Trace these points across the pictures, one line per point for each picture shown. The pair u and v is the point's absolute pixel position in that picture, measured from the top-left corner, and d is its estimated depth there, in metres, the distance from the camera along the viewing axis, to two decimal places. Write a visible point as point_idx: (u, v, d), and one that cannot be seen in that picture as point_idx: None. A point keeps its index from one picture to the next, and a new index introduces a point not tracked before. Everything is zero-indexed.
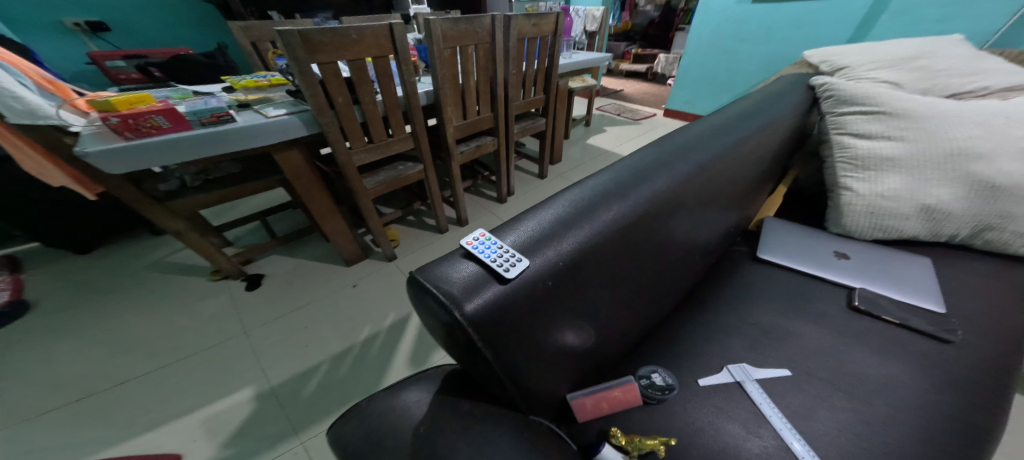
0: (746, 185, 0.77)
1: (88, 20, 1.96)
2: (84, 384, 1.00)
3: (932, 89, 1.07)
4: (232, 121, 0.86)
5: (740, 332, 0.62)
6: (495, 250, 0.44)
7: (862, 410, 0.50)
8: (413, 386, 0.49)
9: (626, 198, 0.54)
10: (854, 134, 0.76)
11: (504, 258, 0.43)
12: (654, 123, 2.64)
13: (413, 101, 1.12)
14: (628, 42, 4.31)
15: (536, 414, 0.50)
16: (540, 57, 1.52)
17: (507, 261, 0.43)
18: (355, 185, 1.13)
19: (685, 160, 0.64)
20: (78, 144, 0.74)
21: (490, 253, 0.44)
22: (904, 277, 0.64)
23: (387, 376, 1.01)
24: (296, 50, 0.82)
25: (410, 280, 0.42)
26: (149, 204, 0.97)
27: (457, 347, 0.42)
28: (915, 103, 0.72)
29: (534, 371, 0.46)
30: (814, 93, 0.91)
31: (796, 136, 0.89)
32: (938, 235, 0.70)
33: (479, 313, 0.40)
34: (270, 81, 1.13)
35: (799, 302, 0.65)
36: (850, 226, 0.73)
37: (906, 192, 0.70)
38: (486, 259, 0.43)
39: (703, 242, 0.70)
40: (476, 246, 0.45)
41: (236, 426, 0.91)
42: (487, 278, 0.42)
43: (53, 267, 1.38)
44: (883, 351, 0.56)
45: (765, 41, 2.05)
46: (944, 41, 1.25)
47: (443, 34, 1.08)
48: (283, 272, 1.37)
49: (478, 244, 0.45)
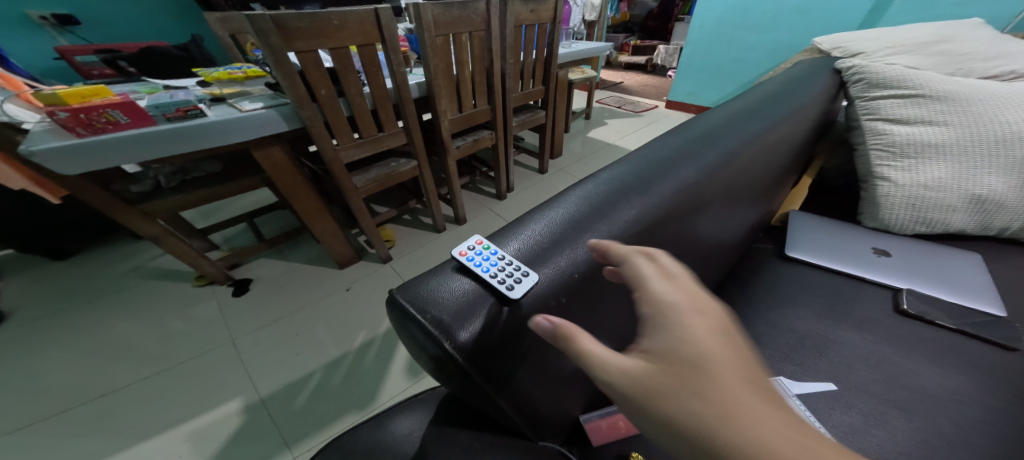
0: (772, 176, 0.70)
1: (55, 13, 1.88)
2: (54, 400, 0.92)
3: (956, 74, 0.97)
4: (201, 115, 0.78)
5: (774, 341, 0.56)
6: (495, 262, 0.37)
7: (924, 429, 0.44)
8: (407, 413, 0.42)
9: (647, 194, 0.47)
10: (889, 120, 0.70)
11: (506, 272, 0.36)
12: (655, 115, 2.56)
13: (403, 93, 1.04)
14: (625, 34, 4.23)
15: (551, 441, 0.44)
16: (538, 47, 1.44)
17: (510, 276, 0.36)
18: (344, 184, 1.05)
19: (709, 150, 0.56)
20: (26, 143, 0.66)
21: (489, 266, 0.37)
22: (954, 275, 0.59)
23: (386, 385, 0.94)
24: (270, 36, 0.74)
25: (390, 302, 0.35)
26: (120, 207, 0.89)
27: (452, 382, 0.35)
28: (958, 85, 0.67)
29: (546, 398, 0.39)
30: (842, 77, 0.85)
31: (820, 124, 0.82)
32: (987, 228, 0.65)
33: (476, 343, 0.33)
34: (246, 73, 1.06)
35: (839, 306, 0.58)
36: (888, 219, 0.68)
37: (952, 181, 0.64)
38: (485, 274, 0.36)
39: (727, 241, 0.63)
40: (472, 258, 0.38)
41: (223, 443, 0.83)
42: (485, 297, 0.35)
43: (28, 274, 1.30)
44: (938, 360, 0.50)
45: (772, 29, 1.96)
46: (965, 23, 1.18)
47: (434, 20, 0.99)
48: (273, 275, 1.30)
49: (474, 255, 0.38)
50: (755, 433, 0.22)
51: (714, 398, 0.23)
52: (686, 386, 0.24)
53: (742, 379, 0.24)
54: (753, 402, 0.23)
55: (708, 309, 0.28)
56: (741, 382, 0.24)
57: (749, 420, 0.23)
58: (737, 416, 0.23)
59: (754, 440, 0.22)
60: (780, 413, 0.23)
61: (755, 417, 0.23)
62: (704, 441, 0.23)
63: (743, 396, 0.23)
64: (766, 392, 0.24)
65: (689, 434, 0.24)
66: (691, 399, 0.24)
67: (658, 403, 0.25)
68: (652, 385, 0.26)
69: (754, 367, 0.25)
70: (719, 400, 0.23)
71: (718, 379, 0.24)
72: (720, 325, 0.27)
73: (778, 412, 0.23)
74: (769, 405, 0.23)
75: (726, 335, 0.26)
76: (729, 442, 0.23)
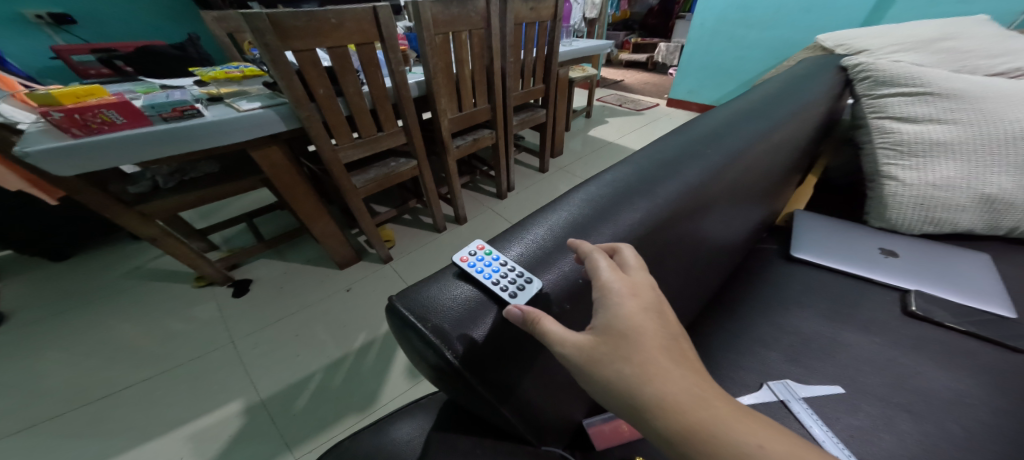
0: (776, 175, 0.69)
1: (51, 13, 1.86)
2: (52, 402, 0.91)
3: (961, 71, 0.96)
4: (197, 115, 0.77)
5: (779, 342, 0.55)
6: (496, 268, 0.37)
7: (934, 433, 0.43)
8: (407, 419, 0.42)
9: (652, 195, 0.47)
10: (897, 118, 0.69)
11: (508, 278, 0.36)
12: (656, 113, 2.54)
13: (403, 92, 1.02)
14: (625, 32, 4.21)
15: (554, 446, 0.43)
16: (538, 45, 1.43)
17: (513, 283, 0.35)
18: (343, 184, 1.04)
19: (713, 150, 0.56)
20: (20, 144, 0.65)
21: (491, 272, 0.36)
22: (959, 275, 0.58)
23: (386, 386, 0.94)
24: (266, 36, 0.73)
25: (389, 310, 0.34)
26: (118, 209, 0.89)
27: (453, 390, 0.34)
28: (966, 83, 0.66)
29: (550, 404, 0.39)
30: (848, 75, 0.84)
31: (825, 122, 0.81)
32: (995, 228, 0.64)
33: (478, 352, 0.32)
34: (244, 72, 1.05)
35: (845, 308, 0.58)
36: (896, 219, 0.67)
37: (962, 180, 0.63)
38: (486, 280, 0.35)
39: (731, 241, 0.63)
40: (473, 264, 0.37)
41: (222, 445, 0.83)
42: (487, 305, 0.34)
43: (27, 276, 1.29)
44: (946, 362, 0.50)
45: (774, 26, 1.95)
46: (970, 20, 1.17)
47: (433, 19, 0.98)
48: (272, 276, 1.29)
49: (475, 261, 0.38)
50: (668, 389, 0.27)
51: (640, 362, 0.28)
52: (619, 353, 0.29)
53: (664, 347, 0.29)
54: (669, 366, 0.28)
55: (647, 294, 0.32)
56: (661, 350, 0.29)
57: (665, 379, 0.27)
58: (657, 377, 0.27)
59: (666, 394, 0.27)
60: (691, 375, 0.28)
61: (670, 377, 0.28)
62: (630, 396, 0.28)
63: (662, 361, 0.28)
64: (681, 357, 0.29)
65: (619, 391, 0.28)
66: (622, 364, 0.28)
67: (598, 369, 0.29)
68: (594, 354, 0.29)
69: (674, 339, 0.30)
70: (643, 364, 0.28)
71: (644, 347, 0.28)
72: (652, 306, 0.31)
73: (688, 374, 0.28)
74: (681, 369, 0.28)
75: (655, 312, 0.31)
76: (649, 396, 0.27)
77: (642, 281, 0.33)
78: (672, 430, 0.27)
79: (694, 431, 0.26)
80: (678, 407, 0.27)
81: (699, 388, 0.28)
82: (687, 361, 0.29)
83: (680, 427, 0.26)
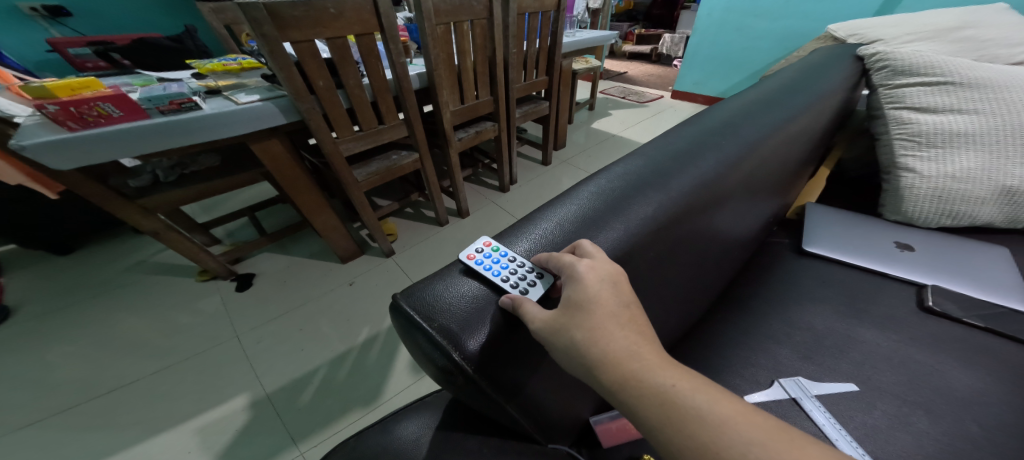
0: (790, 167, 0.67)
1: (46, 5, 1.84)
2: (59, 396, 0.91)
3: (979, 61, 0.93)
4: (196, 108, 0.76)
5: (790, 339, 0.54)
6: (505, 265, 0.36)
7: (951, 433, 0.42)
8: (413, 417, 0.41)
9: (665, 189, 0.45)
10: (915, 109, 0.67)
11: (518, 275, 0.35)
12: (660, 105, 2.50)
13: (404, 84, 1.00)
14: (629, 22, 4.13)
15: (561, 443, 0.42)
16: (541, 36, 1.40)
17: (523, 279, 0.35)
18: (344, 177, 1.03)
19: (726, 142, 0.54)
20: (17, 137, 0.65)
21: (500, 270, 0.36)
22: (956, 265, 0.57)
23: (390, 381, 0.93)
24: (264, 26, 0.71)
25: (394, 309, 0.33)
26: (118, 203, 0.87)
27: (460, 392, 0.33)
28: (989, 72, 0.63)
29: (558, 402, 0.38)
30: (864, 64, 0.81)
31: (840, 113, 0.79)
32: (1014, 220, 0.62)
33: (484, 353, 0.31)
34: (242, 64, 1.04)
35: (859, 304, 0.56)
36: (911, 212, 0.65)
37: (982, 172, 0.61)
38: (496, 278, 0.35)
39: (741, 236, 0.61)
40: (480, 261, 0.37)
41: (229, 439, 0.83)
42: (493, 300, 0.34)
43: (31, 270, 1.29)
44: (965, 359, 0.48)
45: (782, 16, 1.90)
46: (990, 8, 1.13)
47: (435, 8, 0.96)
48: (274, 270, 1.28)
49: (482, 258, 0.37)
50: (611, 348, 0.29)
51: (589, 327, 0.30)
52: (574, 321, 0.30)
53: (614, 314, 0.30)
54: (614, 329, 0.30)
55: (604, 269, 0.33)
56: (611, 316, 0.30)
57: (610, 340, 0.29)
58: (603, 338, 0.29)
59: (611, 352, 0.29)
60: (632, 334, 0.30)
61: (614, 337, 0.29)
62: (581, 359, 0.30)
63: (609, 325, 0.30)
64: (628, 321, 0.31)
65: (572, 354, 0.30)
66: (576, 330, 0.30)
67: (556, 337, 0.30)
68: (555, 325, 0.31)
69: (626, 307, 0.32)
70: (592, 328, 0.30)
71: (595, 314, 0.30)
72: (608, 278, 0.32)
73: (631, 334, 0.30)
74: (625, 331, 0.30)
75: (609, 284, 0.32)
76: (595, 355, 0.29)
77: (602, 260, 0.34)
78: (612, 381, 0.29)
79: (629, 380, 0.28)
80: (617, 362, 0.29)
81: (637, 345, 0.30)
82: (634, 323, 0.31)
83: (617, 378, 0.29)
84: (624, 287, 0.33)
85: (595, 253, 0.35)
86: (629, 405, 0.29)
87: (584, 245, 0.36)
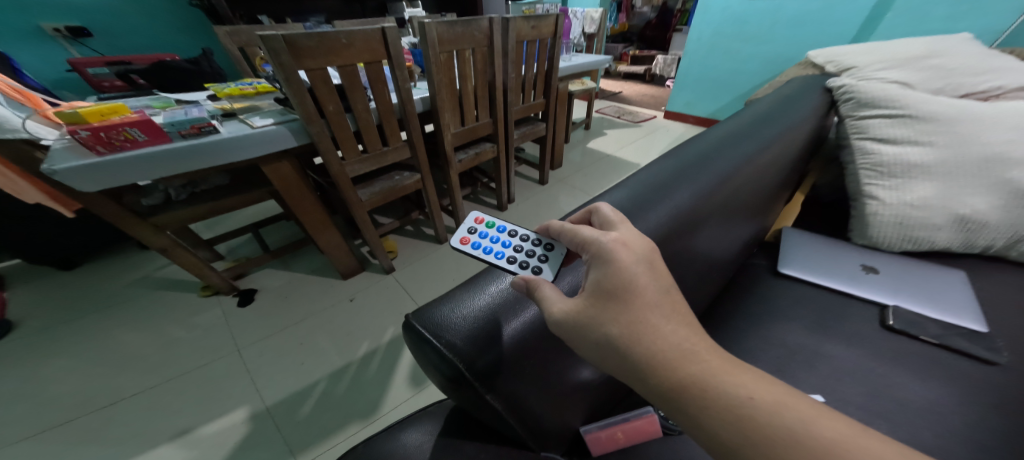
0: (765, 193, 0.73)
1: (68, 26, 1.93)
2: (61, 409, 0.93)
3: (945, 89, 1.00)
4: (214, 132, 0.82)
5: (765, 355, 0.58)
6: (502, 248, 0.51)
7: (907, 441, 0.46)
8: (415, 427, 0.44)
9: (645, 217, 0.50)
10: (878, 140, 0.73)
11: (517, 254, 0.49)
12: (653, 125, 2.60)
13: (408, 107, 1.07)
14: (624, 44, 4.31)
15: (553, 451, 0.45)
16: (539, 60, 1.48)
17: (523, 256, 0.48)
18: (348, 196, 1.08)
19: (703, 173, 0.59)
20: (47, 161, 0.69)
21: (500, 252, 0.50)
22: (935, 288, 0.62)
23: (388, 394, 0.96)
24: (281, 55, 0.77)
25: (407, 326, 0.38)
26: (130, 220, 0.91)
27: (463, 399, 0.38)
28: (943, 107, 0.70)
29: (551, 411, 0.41)
30: (833, 96, 0.89)
31: (813, 141, 0.85)
32: (972, 246, 0.67)
33: (483, 365, 0.35)
34: (257, 89, 1.11)
35: (828, 321, 0.61)
36: (877, 236, 0.70)
37: (937, 201, 0.67)
38: (500, 259, 0.49)
39: (722, 257, 0.66)
40: (482, 245, 0.51)
41: (229, 451, 0.85)
42: (512, 302, 0.40)
43: (36, 284, 1.32)
44: (925, 375, 0.52)
45: (768, 40, 2.00)
46: (954, 39, 1.21)
47: (438, 37, 1.03)
48: (277, 285, 1.32)
49: (483, 245, 0.52)
50: (658, 347, 0.32)
51: (628, 323, 0.33)
52: (608, 316, 0.34)
53: (653, 306, 0.34)
54: (659, 324, 0.33)
55: (644, 257, 0.37)
56: (653, 310, 0.34)
57: (655, 338, 0.33)
58: (647, 337, 0.33)
59: (654, 351, 0.32)
60: (681, 331, 0.33)
61: (661, 333, 0.33)
62: (624, 353, 0.33)
63: (649, 317, 0.33)
64: (675, 316, 0.34)
65: (608, 347, 0.34)
66: (611, 326, 0.34)
67: (589, 331, 0.34)
68: (582, 319, 0.35)
69: (667, 294, 0.35)
70: (633, 325, 0.33)
71: (633, 306, 0.34)
72: (643, 259, 0.36)
73: (679, 328, 0.33)
74: (672, 325, 0.33)
75: (652, 277, 0.35)
76: (640, 352, 0.33)
77: (631, 231, 0.40)
78: (668, 386, 0.32)
79: (686, 383, 0.31)
80: (672, 364, 0.32)
81: (688, 343, 0.33)
82: (681, 315, 0.34)
83: (674, 380, 0.31)
84: (663, 276, 0.36)
85: (627, 232, 0.39)
86: (701, 418, 0.31)
87: (613, 214, 0.42)
